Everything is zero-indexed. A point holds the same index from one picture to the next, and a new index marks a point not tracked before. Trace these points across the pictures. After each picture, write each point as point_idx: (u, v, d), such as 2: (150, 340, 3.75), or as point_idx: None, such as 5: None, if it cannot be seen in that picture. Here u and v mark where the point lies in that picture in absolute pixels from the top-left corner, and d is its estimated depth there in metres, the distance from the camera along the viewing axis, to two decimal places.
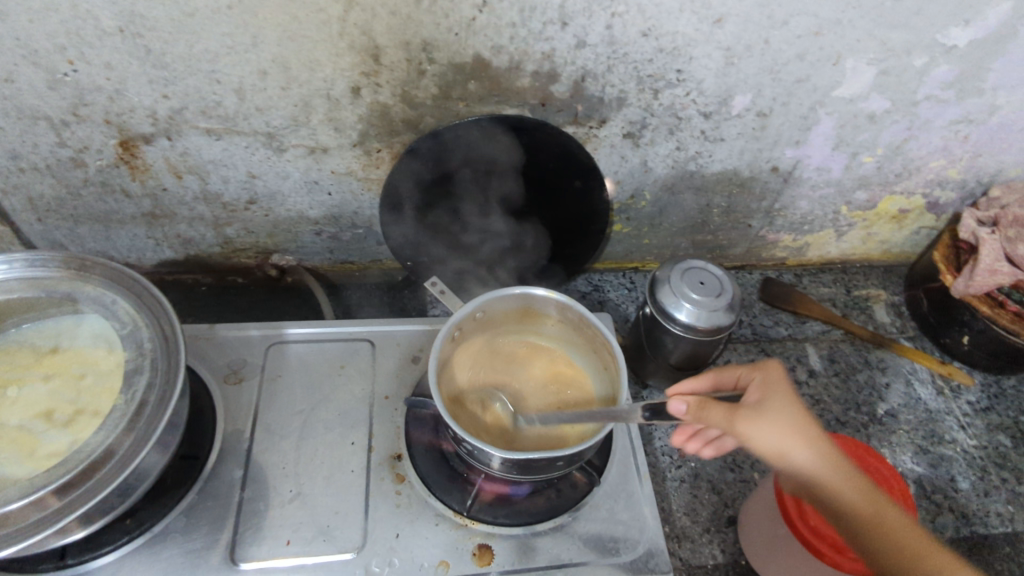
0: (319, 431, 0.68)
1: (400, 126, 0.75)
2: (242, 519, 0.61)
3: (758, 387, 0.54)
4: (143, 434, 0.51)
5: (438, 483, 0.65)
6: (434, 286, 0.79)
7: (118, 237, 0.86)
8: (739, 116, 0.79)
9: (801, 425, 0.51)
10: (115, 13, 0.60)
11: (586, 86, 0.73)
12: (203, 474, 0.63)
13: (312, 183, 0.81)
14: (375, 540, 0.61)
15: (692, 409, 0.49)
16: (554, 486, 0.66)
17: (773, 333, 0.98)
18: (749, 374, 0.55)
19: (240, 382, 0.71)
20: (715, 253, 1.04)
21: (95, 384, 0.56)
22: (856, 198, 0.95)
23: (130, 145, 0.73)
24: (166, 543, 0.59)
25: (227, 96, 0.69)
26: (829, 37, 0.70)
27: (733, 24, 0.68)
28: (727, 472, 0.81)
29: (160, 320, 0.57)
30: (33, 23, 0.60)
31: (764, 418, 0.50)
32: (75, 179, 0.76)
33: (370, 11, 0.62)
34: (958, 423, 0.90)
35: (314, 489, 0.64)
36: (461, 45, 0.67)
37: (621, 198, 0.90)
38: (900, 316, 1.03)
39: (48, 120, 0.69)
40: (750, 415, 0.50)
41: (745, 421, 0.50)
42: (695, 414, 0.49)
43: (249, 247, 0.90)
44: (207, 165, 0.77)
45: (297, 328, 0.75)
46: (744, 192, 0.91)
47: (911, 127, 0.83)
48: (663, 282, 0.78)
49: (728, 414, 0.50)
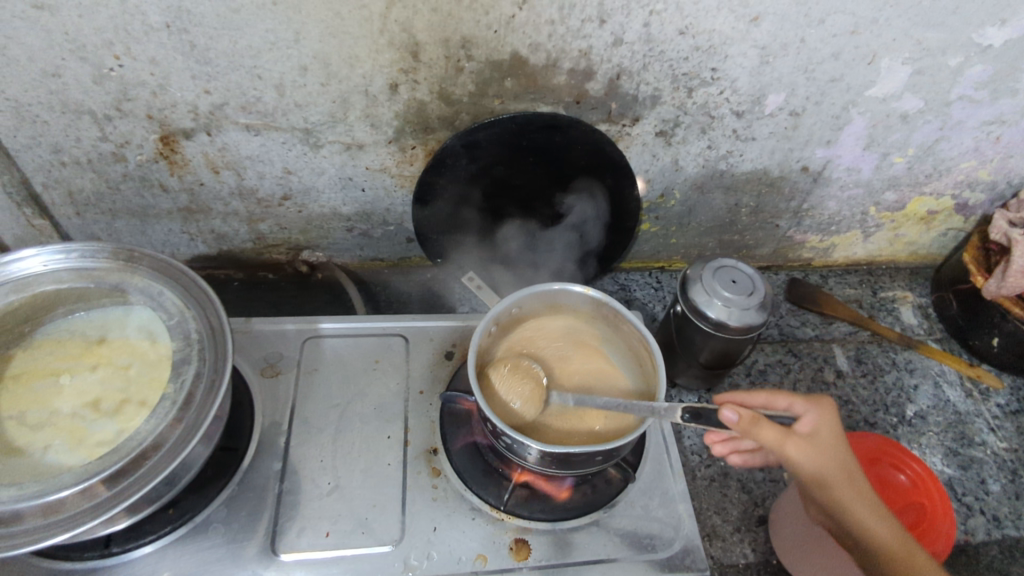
0: (356, 424, 0.68)
1: (436, 123, 0.76)
2: (282, 510, 0.62)
3: (810, 419, 0.57)
4: (191, 423, 0.52)
5: (474, 476, 0.65)
6: (470, 281, 0.81)
7: (154, 232, 0.86)
8: (772, 115, 0.80)
9: (842, 451, 0.56)
10: (162, 8, 0.61)
11: (621, 84, 0.74)
12: (242, 467, 0.64)
13: (346, 179, 0.81)
14: (413, 533, 0.62)
15: (744, 422, 0.53)
16: (589, 481, 0.66)
17: (801, 334, 0.98)
18: (803, 406, 0.59)
19: (277, 375, 0.71)
20: (742, 253, 1.03)
21: (141, 374, 0.57)
22: (885, 199, 0.94)
23: (171, 140, 0.74)
24: (207, 533, 0.60)
25: (267, 92, 0.70)
26: (865, 36, 0.71)
27: (769, 23, 0.69)
28: (757, 471, 0.81)
29: (206, 312, 0.58)
30: (82, 19, 0.61)
31: (804, 446, 0.54)
32: (115, 173, 0.77)
33: (412, 8, 0.63)
34: (988, 426, 0.89)
35: (352, 481, 0.64)
36: (500, 42, 0.68)
37: (651, 197, 0.90)
38: (927, 318, 1.02)
39: (92, 114, 0.70)
40: (796, 438, 0.54)
41: (789, 445, 0.54)
42: (743, 427, 0.53)
43: (281, 243, 0.91)
44: (244, 160, 0.77)
45: (332, 322, 0.76)
46: (773, 191, 0.91)
47: (942, 127, 0.84)
48: (694, 279, 0.79)
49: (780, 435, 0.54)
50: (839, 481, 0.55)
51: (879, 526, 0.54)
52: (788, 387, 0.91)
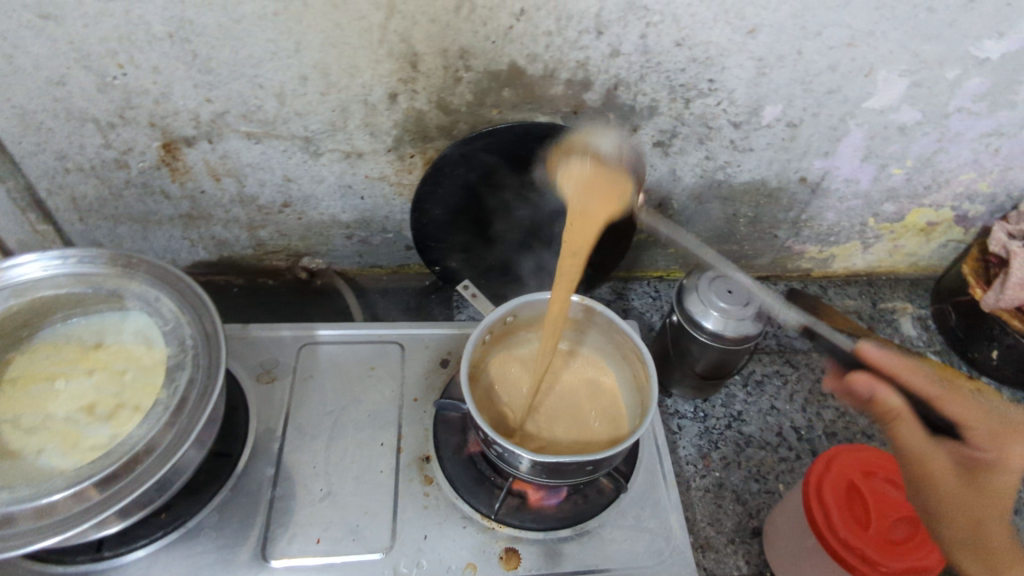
0: (350, 431, 0.69)
1: (434, 133, 0.77)
2: (274, 516, 0.62)
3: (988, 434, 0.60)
4: (183, 428, 0.52)
5: (466, 485, 0.65)
6: (466, 289, 0.81)
7: (156, 238, 0.87)
8: (769, 126, 0.80)
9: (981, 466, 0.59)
10: (165, 18, 0.62)
11: (618, 94, 0.74)
12: (236, 472, 0.64)
13: (345, 187, 0.82)
14: (404, 540, 0.62)
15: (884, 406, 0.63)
16: (581, 491, 0.66)
17: (799, 344, 0.98)
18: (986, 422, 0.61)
19: (273, 381, 0.72)
20: (741, 263, 1.03)
21: (136, 379, 0.57)
22: (884, 210, 0.94)
23: (172, 148, 0.75)
24: (199, 538, 0.60)
25: (267, 101, 0.71)
26: (862, 48, 0.72)
27: (766, 35, 0.70)
28: (752, 483, 0.81)
29: (201, 318, 0.58)
30: (87, 28, 0.62)
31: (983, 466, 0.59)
32: (117, 180, 0.78)
33: (410, 19, 0.64)
34: None
35: (345, 488, 0.65)
36: (498, 52, 0.69)
37: (649, 207, 0.90)
38: (927, 330, 1.02)
39: (95, 121, 0.71)
40: (908, 422, 0.62)
41: (902, 427, 0.62)
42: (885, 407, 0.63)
43: (281, 249, 0.92)
44: (244, 167, 0.78)
45: (329, 329, 0.77)
46: (771, 202, 0.91)
47: (941, 139, 0.84)
48: (691, 290, 0.79)
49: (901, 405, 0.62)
50: (970, 490, 0.59)
51: (971, 530, 0.58)
52: (785, 398, 0.91)
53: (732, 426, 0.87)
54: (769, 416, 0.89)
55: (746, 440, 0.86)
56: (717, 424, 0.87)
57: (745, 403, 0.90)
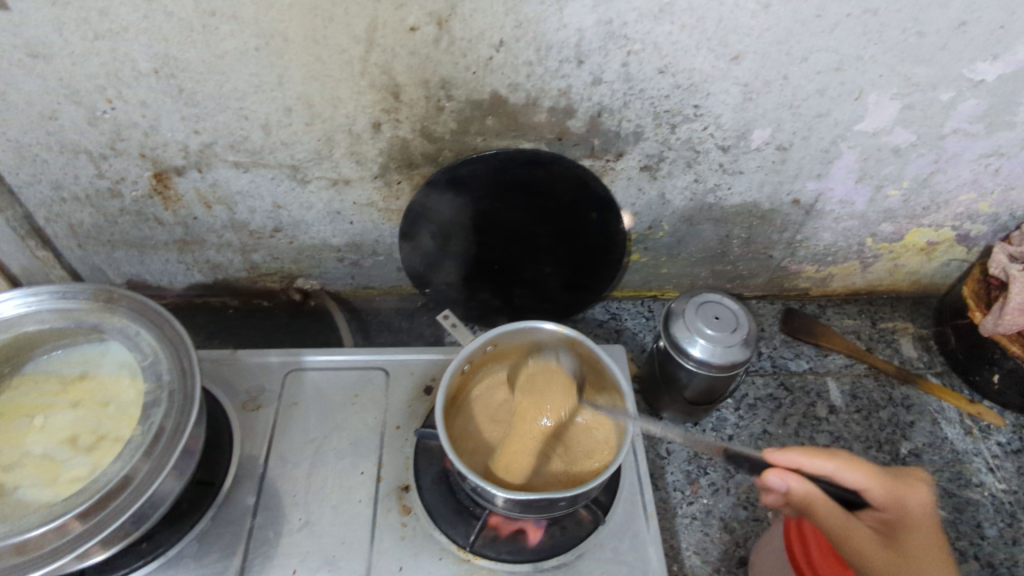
0: (331, 460, 0.70)
1: (420, 159, 0.77)
2: (252, 546, 0.64)
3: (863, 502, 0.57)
4: (156, 465, 0.53)
5: (444, 515, 0.66)
6: (445, 320, 0.84)
7: (152, 262, 0.89)
8: (758, 150, 0.79)
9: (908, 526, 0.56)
10: (150, 55, 0.63)
11: (603, 121, 0.74)
12: (217, 501, 0.66)
13: (334, 213, 0.83)
14: (379, 572, 0.63)
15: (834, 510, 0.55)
16: (559, 523, 0.67)
17: (794, 367, 0.97)
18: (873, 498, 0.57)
19: (258, 409, 0.73)
20: (736, 283, 1.02)
21: (117, 411, 0.58)
22: (882, 230, 0.92)
23: (163, 177, 0.76)
24: (180, 567, 0.62)
25: (254, 132, 0.72)
26: (850, 73, 0.71)
27: (750, 61, 0.69)
28: (740, 510, 0.83)
29: (178, 353, 0.59)
30: (75, 66, 0.63)
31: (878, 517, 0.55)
32: (112, 209, 0.80)
33: (391, 52, 0.65)
34: (987, 466, 0.87)
35: (323, 518, 0.66)
36: (480, 82, 0.69)
37: (639, 229, 0.90)
38: (928, 351, 1.00)
39: (88, 153, 0.72)
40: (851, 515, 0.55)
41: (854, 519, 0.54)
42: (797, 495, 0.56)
43: (275, 272, 0.93)
44: (235, 195, 0.79)
45: (315, 356, 0.78)
46: (764, 224, 0.90)
47: (937, 160, 0.82)
48: (677, 315, 0.80)
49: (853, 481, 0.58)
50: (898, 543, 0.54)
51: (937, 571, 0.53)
52: (777, 422, 0.90)
53: (722, 451, 0.87)
54: (760, 441, 0.88)
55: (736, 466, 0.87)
56: (707, 449, 0.88)
57: (737, 427, 0.90)
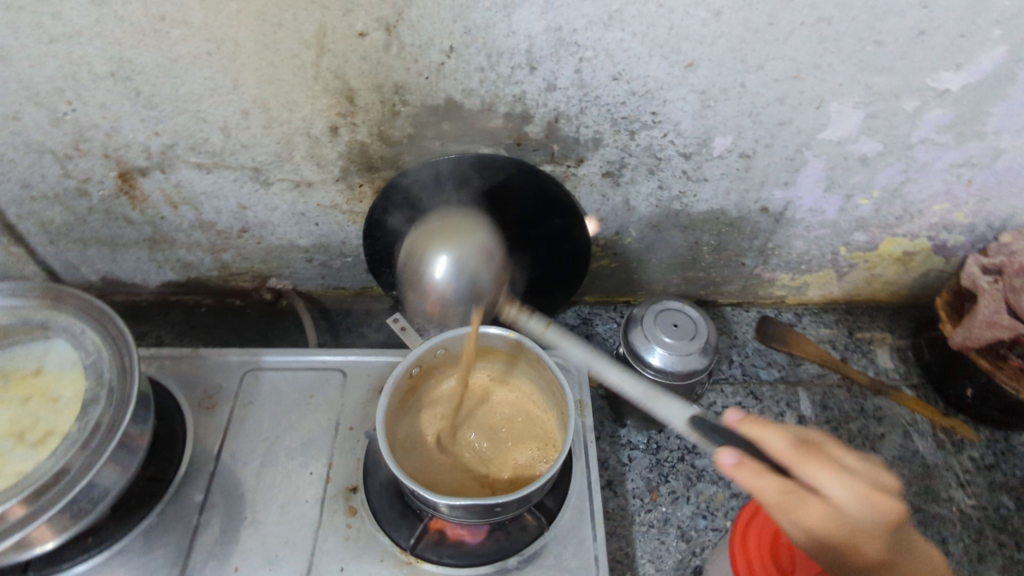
0: (281, 459, 0.71)
1: (379, 163, 0.78)
2: (196, 543, 0.65)
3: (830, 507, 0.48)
4: (90, 460, 0.54)
5: (389, 518, 0.67)
6: (395, 323, 0.82)
7: (124, 260, 0.91)
8: (721, 157, 0.78)
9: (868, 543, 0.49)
10: (105, 59, 0.64)
11: (560, 127, 0.74)
12: (166, 497, 0.67)
13: (299, 215, 0.84)
14: (320, 572, 0.64)
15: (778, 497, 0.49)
16: (504, 527, 0.67)
17: (764, 375, 0.95)
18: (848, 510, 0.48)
19: (213, 407, 0.75)
20: (709, 290, 1.01)
21: (65, 406, 0.60)
22: (855, 239, 0.91)
23: (128, 177, 0.78)
24: (124, 561, 0.63)
25: (213, 134, 0.73)
26: (809, 81, 0.70)
27: (706, 69, 0.68)
28: (699, 519, 0.82)
29: (120, 352, 0.60)
30: (33, 68, 0.65)
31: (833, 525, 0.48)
32: (81, 207, 0.82)
33: (341, 57, 0.65)
34: (958, 481, 0.86)
35: (268, 517, 0.67)
36: (433, 87, 0.69)
37: (606, 234, 0.89)
38: (904, 362, 0.98)
39: (53, 153, 0.74)
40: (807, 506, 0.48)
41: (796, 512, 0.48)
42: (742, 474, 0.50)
43: (246, 271, 0.94)
44: (199, 196, 0.81)
45: (274, 356, 0.79)
46: (733, 231, 0.89)
47: (907, 170, 0.80)
48: (636, 323, 0.79)
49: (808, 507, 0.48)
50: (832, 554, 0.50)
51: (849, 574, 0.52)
52: None
53: (685, 459, 0.87)
54: None
55: (698, 474, 0.86)
56: (670, 456, 0.87)
57: None
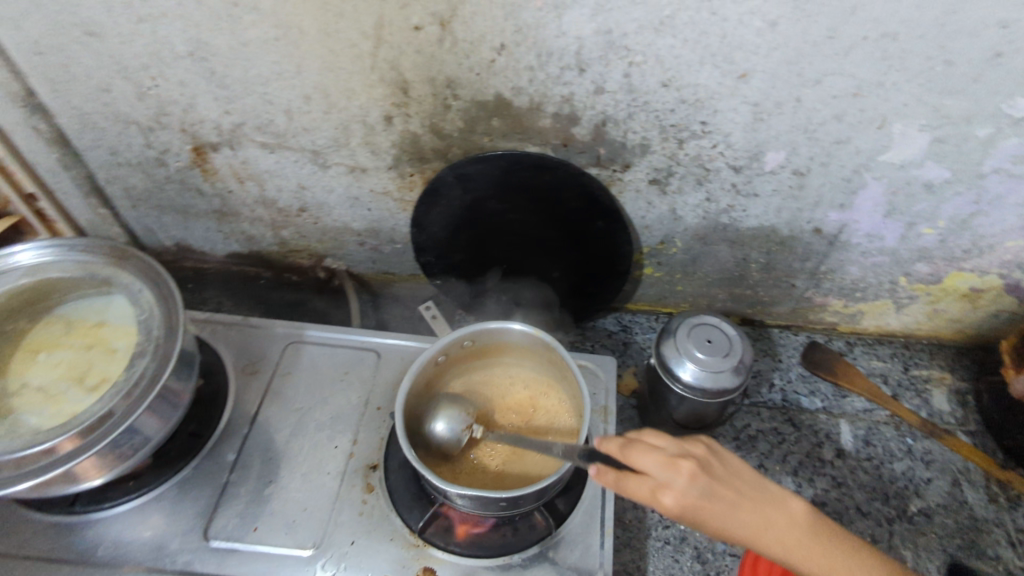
0: (310, 430, 0.74)
1: (430, 154, 0.80)
2: (224, 499, 0.69)
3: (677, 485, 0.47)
4: (132, 407, 0.59)
5: (403, 499, 0.69)
6: (427, 310, 0.84)
7: (195, 229, 0.98)
8: (773, 173, 0.76)
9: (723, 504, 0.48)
10: (185, 39, 0.70)
11: (607, 130, 0.74)
12: (202, 453, 0.71)
13: (353, 199, 0.88)
14: (332, 542, 0.66)
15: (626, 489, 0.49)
16: (513, 524, 0.67)
17: (806, 403, 0.92)
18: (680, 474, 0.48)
19: (254, 373, 0.79)
20: (757, 309, 0.98)
21: (122, 357, 0.66)
22: (916, 270, 0.86)
23: (202, 151, 0.84)
24: (159, 506, 0.68)
25: (278, 116, 0.77)
26: (870, 99, 0.67)
27: (759, 80, 0.67)
28: (718, 543, 0.80)
29: (169, 312, 0.65)
30: (124, 45, 0.71)
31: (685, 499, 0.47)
32: (160, 176, 0.89)
33: (397, 49, 0.68)
34: (1008, 539, 0.80)
35: (291, 483, 0.70)
36: (483, 83, 0.71)
37: (651, 242, 0.89)
38: (963, 407, 0.92)
39: (138, 124, 0.81)
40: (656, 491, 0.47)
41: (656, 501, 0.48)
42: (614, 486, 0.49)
43: (303, 249, 0.99)
44: (263, 174, 0.86)
45: (316, 331, 0.83)
46: (784, 250, 0.86)
47: (978, 201, 0.76)
48: (670, 334, 0.78)
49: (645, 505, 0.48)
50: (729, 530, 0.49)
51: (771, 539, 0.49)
52: (777, 458, 0.86)
53: None
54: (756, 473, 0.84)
55: None
56: None
57: None
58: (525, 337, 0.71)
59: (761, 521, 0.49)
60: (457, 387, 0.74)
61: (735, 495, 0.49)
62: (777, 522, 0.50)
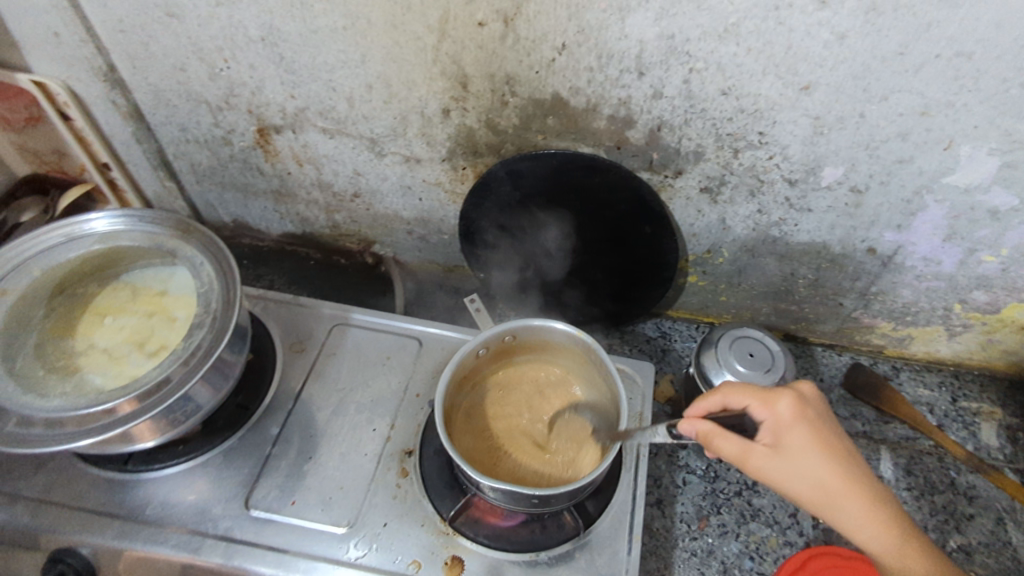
0: (350, 411, 0.76)
1: (484, 149, 0.81)
2: (265, 470, 0.71)
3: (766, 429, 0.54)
4: (187, 376, 0.62)
5: (436, 487, 0.70)
6: (471, 303, 0.85)
7: (253, 207, 1.01)
8: (829, 188, 0.75)
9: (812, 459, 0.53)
10: (258, 25, 0.72)
11: (662, 135, 0.74)
12: (248, 424, 0.74)
13: (405, 188, 0.90)
14: (365, 522, 0.68)
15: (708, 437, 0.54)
16: (541, 521, 0.68)
17: (846, 426, 0.90)
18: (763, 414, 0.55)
19: (301, 351, 0.81)
20: (802, 325, 0.96)
21: (181, 326, 0.69)
22: (973, 298, 0.84)
23: (265, 133, 0.87)
24: (204, 472, 0.71)
25: (340, 103, 0.80)
26: (938, 119, 0.65)
27: (822, 93, 0.66)
28: (745, 560, 0.79)
29: (228, 287, 0.68)
30: (200, 27, 0.74)
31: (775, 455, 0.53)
32: (224, 154, 0.92)
33: (460, 44, 0.69)
34: None
35: (330, 461, 0.72)
36: (542, 82, 0.71)
37: (697, 251, 0.88)
38: (1012, 444, 0.89)
39: (208, 104, 0.84)
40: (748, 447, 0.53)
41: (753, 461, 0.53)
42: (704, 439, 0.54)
43: (353, 233, 1.02)
44: (322, 158, 0.88)
45: (362, 315, 0.85)
46: (834, 268, 0.85)
47: None
48: (711, 344, 0.78)
49: (740, 448, 0.53)
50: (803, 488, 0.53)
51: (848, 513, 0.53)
52: None
53: (742, 494, 0.84)
54: None
55: (753, 512, 0.83)
56: (727, 488, 0.84)
57: None
58: (566, 337, 0.72)
59: (851, 485, 0.53)
60: (495, 378, 0.75)
61: (833, 453, 0.54)
62: (861, 499, 0.53)
